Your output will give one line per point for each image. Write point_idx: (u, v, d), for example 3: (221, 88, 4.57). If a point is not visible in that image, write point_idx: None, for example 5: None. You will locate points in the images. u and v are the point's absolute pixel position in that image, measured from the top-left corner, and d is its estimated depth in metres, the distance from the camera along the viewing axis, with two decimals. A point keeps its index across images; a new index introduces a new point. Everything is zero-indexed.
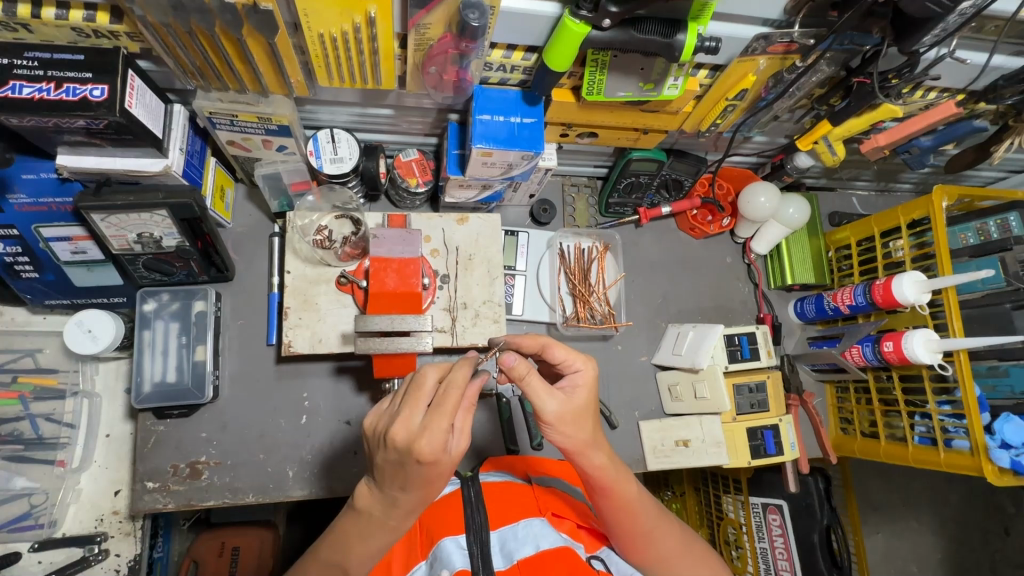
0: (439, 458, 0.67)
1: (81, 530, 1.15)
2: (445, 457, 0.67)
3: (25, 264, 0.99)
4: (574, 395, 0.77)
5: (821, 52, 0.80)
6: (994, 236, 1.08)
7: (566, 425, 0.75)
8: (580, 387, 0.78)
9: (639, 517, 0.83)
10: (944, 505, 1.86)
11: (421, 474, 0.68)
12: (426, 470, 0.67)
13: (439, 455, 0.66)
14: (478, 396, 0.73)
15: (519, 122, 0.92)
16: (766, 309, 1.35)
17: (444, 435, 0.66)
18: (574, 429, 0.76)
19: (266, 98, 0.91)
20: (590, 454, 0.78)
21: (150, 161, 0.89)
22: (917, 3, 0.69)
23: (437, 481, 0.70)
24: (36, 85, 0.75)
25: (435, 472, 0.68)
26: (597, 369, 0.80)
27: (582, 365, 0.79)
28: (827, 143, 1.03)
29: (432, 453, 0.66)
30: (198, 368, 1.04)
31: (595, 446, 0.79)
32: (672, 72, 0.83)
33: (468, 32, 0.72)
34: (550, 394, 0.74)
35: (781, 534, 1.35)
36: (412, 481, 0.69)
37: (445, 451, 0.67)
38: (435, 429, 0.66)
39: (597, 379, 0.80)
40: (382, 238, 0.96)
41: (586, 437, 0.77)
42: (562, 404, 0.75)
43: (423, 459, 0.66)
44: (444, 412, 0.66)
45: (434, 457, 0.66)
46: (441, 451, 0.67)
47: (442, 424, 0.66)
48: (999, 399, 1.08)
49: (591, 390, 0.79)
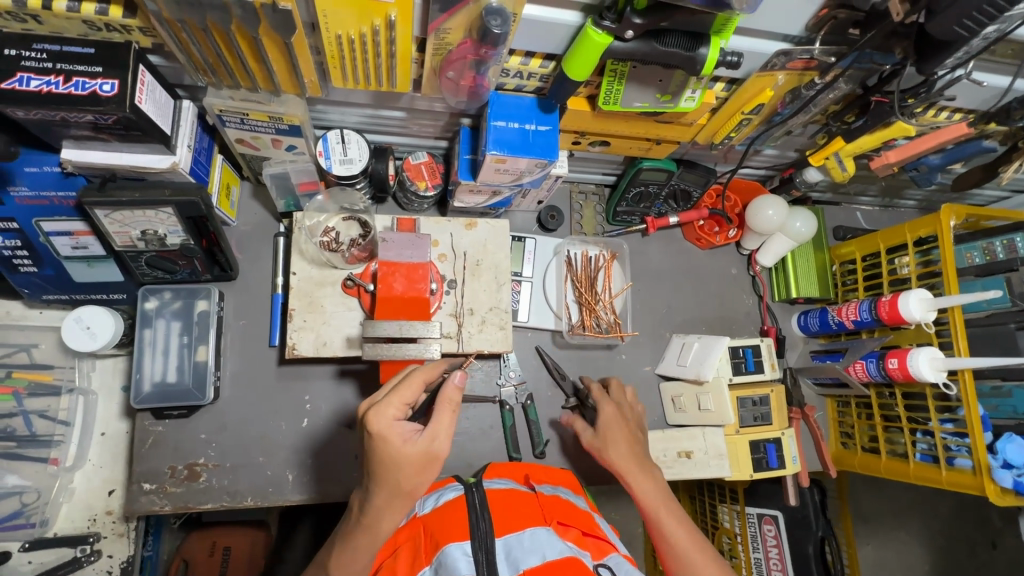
0: (386, 433, 0.71)
1: (74, 530, 1.13)
2: (394, 437, 0.71)
3: (24, 257, 0.97)
4: (598, 428, 1.03)
5: (842, 70, 0.79)
6: (1000, 256, 1.08)
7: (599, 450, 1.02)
8: (605, 422, 1.02)
9: (663, 520, 0.92)
10: (933, 517, 1.88)
11: (374, 454, 0.72)
12: (377, 448, 0.72)
13: (387, 431, 0.71)
14: (458, 395, 0.73)
15: (533, 129, 0.91)
16: (770, 321, 1.35)
17: (395, 413, 0.72)
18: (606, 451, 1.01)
19: (278, 98, 0.89)
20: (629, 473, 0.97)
21: (157, 158, 0.88)
22: (941, 26, 0.67)
23: (395, 471, 0.71)
24: (45, 78, 0.73)
25: (387, 452, 0.71)
26: (615, 407, 1.04)
27: (607, 402, 1.04)
28: (838, 159, 1.03)
29: (381, 427, 0.71)
30: (199, 368, 1.03)
31: (627, 466, 0.98)
32: (690, 85, 0.82)
33: (490, 38, 0.71)
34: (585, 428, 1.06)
35: (775, 544, 1.36)
36: (376, 467, 0.72)
37: (396, 430, 0.72)
38: (389, 404, 0.72)
39: (614, 411, 1.03)
40: (391, 242, 0.95)
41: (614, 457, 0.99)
42: (591, 433, 1.04)
43: (370, 432, 0.71)
44: (400, 390, 0.73)
45: (381, 431, 0.71)
46: (389, 428, 0.71)
47: (396, 400, 0.72)
48: (1002, 419, 1.08)
49: (613, 421, 1.02)
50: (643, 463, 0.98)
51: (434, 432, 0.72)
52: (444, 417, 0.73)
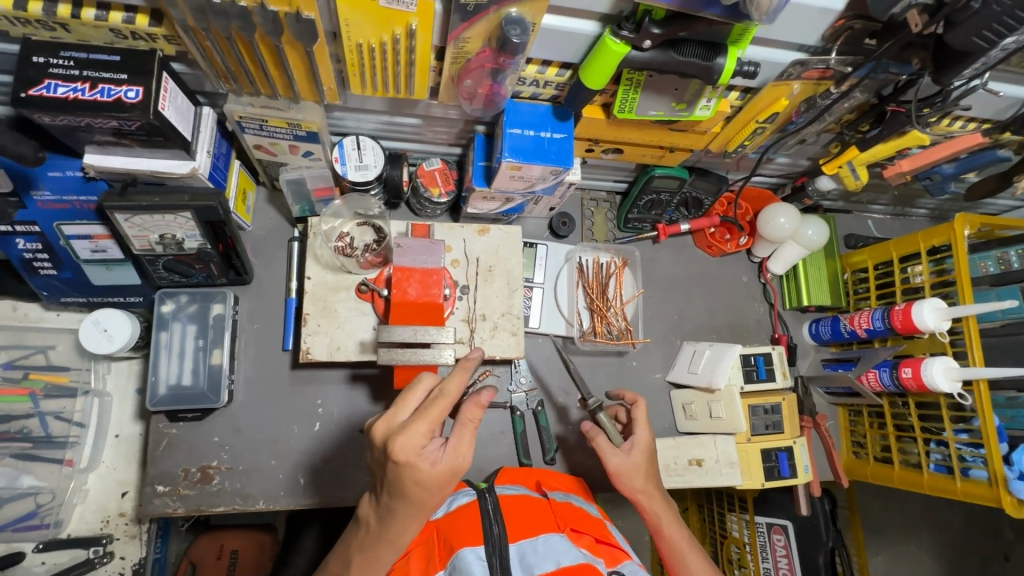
0: (413, 460, 0.68)
1: (87, 531, 1.14)
2: (423, 463, 0.68)
3: (44, 260, 0.99)
4: (631, 455, 0.93)
5: (857, 80, 0.80)
6: (1015, 265, 1.08)
7: (627, 478, 0.93)
8: (638, 450, 0.94)
9: (681, 550, 0.92)
10: (945, 529, 1.86)
11: (399, 479, 0.69)
12: (403, 474, 0.69)
13: (414, 458, 0.68)
14: (479, 411, 0.72)
15: (548, 136, 0.92)
16: (781, 329, 1.34)
17: (422, 440, 0.69)
18: (634, 481, 0.93)
19: (297, 104, 0.90)
20: (654, 506, 0.93)
21: (177, 163, 0.89)
22: (961, 37, 0.67)
23: (422, 492, 0.70)
24: (72, 85, 0.75)
25: (414, 477, 0.69)
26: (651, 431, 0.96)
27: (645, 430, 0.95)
28: (851, 168, 1.03)
29: (407, 454, 0.68)
30: (214, 371, 1.04)
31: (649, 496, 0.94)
32: (705, 94, 0.83)
33: (509, 47, 0.72)
34: (614, 451, 0.94)
35: (785, 554, 1.35)
36: (399, 488, 0.71)
37: (423, 456, 0.69)
38: (417, 430, 0.68)
39: (651, 440, 0.95)
40: (406, 247, 0.96)
41: (639, 488, 0.93)
42: (621, 460, 0.93)
43: (397, 460, 0.68)
44: (425, 416, 0.69)
45: (409, 458, 0.68)
46: (416, 455, 0.68)
47: (422, 427, 0.69)
48: (1017, 430, 1.07)
49: (646, 450, 0.95)
50: (663, 492, 0.95)
51: (461, 450, 0.71)
52: (469, 433, 0.71)
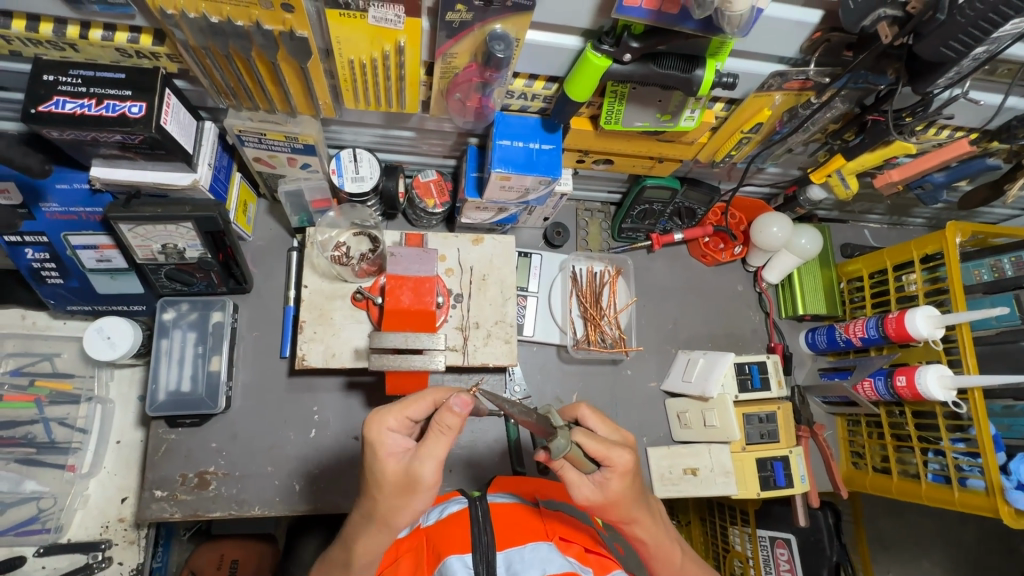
0: (376, 443, 0.71)
1: (86, 536, 1.16)
2: (383, 448, 0.71)
3: (52, 270, 1.02)
4: (607, 493, 0.76)
5: (837, 90, 0.82)
6: (1009, 273, 1.09)
7: (604, 509, 0.78)
8: (614, 481, 0.76)
9: (671, 556, 0.86)
10: (957, 545, 1.81)
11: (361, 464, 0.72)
12: (366, 457, 0.72)
13: (377, 440, 0.71)
14: (451, 424, 0.68)
15: (537, 148, 0.95)
16: (777, 338, 1.34)
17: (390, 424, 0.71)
18: (614, 510, 0.78)
19: (295, 118, 0.94)
20: (638, 527, 0.82)
21: (179, 175, 0.92)
22: (930, 48, 0.69)
23: (379, 486, 0.71)
24: (79, 101, 0.79)
25: (372, 464, 0.71)
26: (632, 454, 0.77)
27: (621, 454, 0.76)
28: (840, 177, 1.05)
29: (372, 435, 0.71)
30: (212, 378, 1.07)
31: (634, 525, 0.82)
32: (689, 105, 0.85)
33: (494, 62, 0.75)
34: (584, 483, 0.77)
35: (789, 569, 1.32)
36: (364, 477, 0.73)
37: (386, 441, 0.71)
38: (386, 413, 0.72)
39: (634, 465, 0.76)
40: (400, 256, 0.99)
41: (621, 517, 0.80)
42: (594, 494, 0.77)
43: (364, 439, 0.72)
44: (400, 401, 0.73)
45: (372, 438, 0.71)
46: (380, 437, 0.71)
47: (392, 412, 0.72)
48: (1015, 439, 1.06)
49: (627, 477, 0.76)
50: (648, 508, 0.83)
51: (421, 456, 0.69)
52: (438, 444, 0.69)
